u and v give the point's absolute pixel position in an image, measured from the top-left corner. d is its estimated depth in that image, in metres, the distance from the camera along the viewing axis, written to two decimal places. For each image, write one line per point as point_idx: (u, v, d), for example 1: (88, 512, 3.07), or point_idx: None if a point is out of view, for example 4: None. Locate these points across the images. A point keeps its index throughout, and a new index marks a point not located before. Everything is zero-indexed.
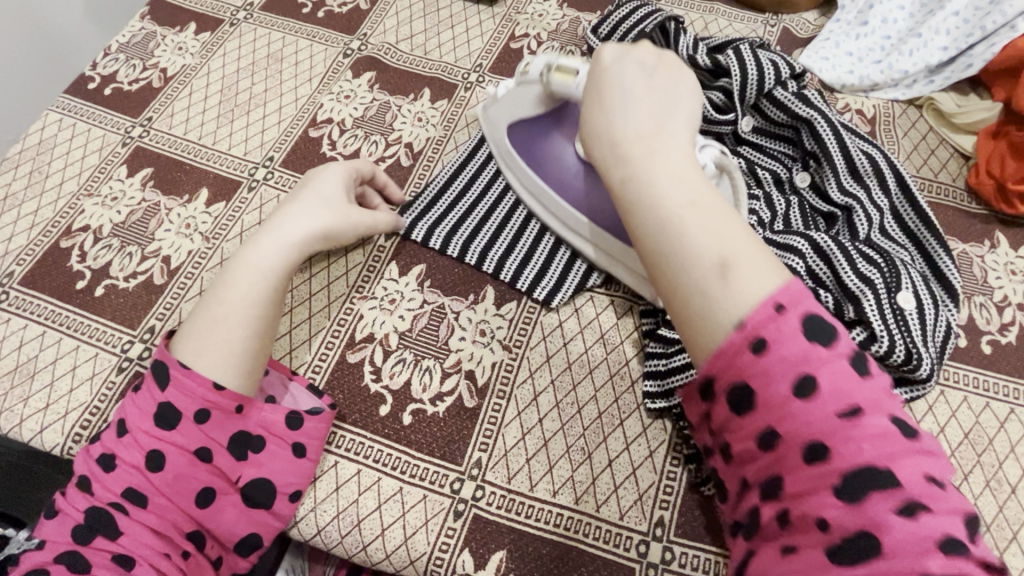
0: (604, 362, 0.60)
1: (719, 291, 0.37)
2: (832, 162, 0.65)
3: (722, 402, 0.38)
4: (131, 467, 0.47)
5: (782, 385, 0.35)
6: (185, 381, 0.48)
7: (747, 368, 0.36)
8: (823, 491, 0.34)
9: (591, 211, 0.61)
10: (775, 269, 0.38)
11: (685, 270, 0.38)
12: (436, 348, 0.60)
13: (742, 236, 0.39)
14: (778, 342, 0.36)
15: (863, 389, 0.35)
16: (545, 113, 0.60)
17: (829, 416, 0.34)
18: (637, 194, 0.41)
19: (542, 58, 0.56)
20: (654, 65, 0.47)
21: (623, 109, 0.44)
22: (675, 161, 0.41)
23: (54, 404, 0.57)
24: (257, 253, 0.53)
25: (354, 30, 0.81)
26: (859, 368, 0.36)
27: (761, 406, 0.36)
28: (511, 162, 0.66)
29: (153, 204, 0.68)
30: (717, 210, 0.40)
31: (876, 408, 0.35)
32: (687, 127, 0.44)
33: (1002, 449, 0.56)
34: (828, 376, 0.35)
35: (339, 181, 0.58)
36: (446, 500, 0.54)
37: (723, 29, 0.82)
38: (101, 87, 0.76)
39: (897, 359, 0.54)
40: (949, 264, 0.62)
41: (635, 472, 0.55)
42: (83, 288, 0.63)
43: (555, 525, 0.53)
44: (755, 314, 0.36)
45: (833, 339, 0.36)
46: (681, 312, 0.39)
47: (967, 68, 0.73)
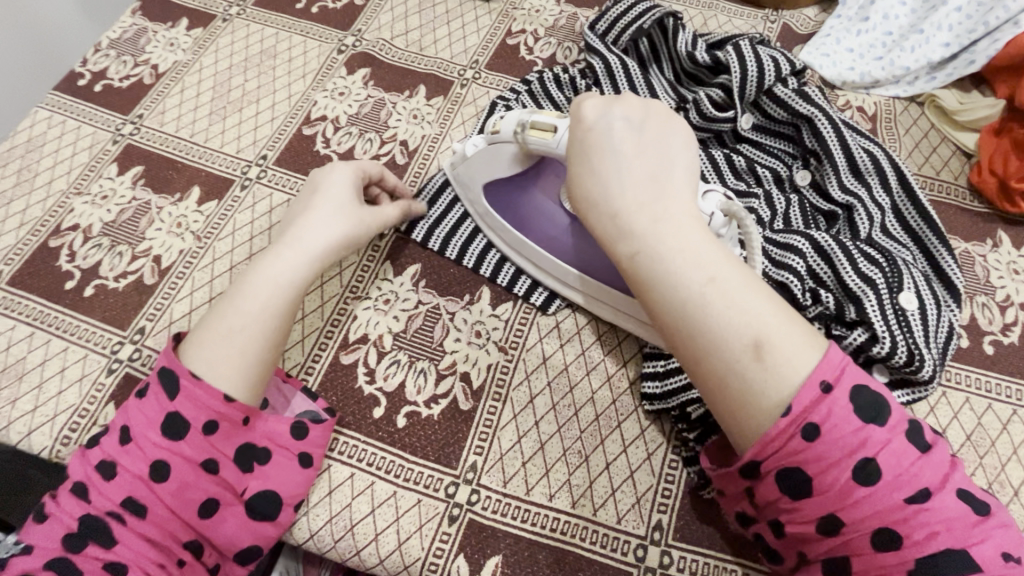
0: (601, 363, 0.59)
1: (756, 373, 0.38)
2: (833, 160, 0.64)
3: (772, 484, 0.39)
4: (133, 476, 0.45)
5: (842, 471, 0.37)
6: (196, 390, 0.46)
7: (801, 454, 0.38)
8: (897, 575, 0.37)
9: (583, 262, 0.59)
10: (809, 342, 0.39)
11: (722, 353, 0.39)
12: (430, 349, 0.59)
13: (769, 305, 0.40)
14: (828, 425, 0.37)
15: (926, 468, 0.38)
16: (523, 171, 0.58)
17: (898, 503, 0.37)
18: (650, 272, 0.41)
19: (513, 116, 0.54)
20: (642, 123, 0.46)
21: (620, 179, 0.44)
22: (690, 232, 0.41)
23: (42, 406, 0.56)
24: (272, 263, 0.51)
25: (349, 26, 0.80)
26: (918, 444, 0.38)
27: (820, 492, 0.38)
28: (490, 219, 0.63)
29: (143, 202, 0.67)
30: (739, 280, 0.40)
31: (943, 487, 0.37)
32: (688, 191, 0.44)
33: (1005, 451, 0.56)
34: (888, 458, 0.37)
35: (350, 183, 0.56)
36: (441, 504, 0.53)
37: (723, 26, 0.81)
38: (91, 84, 0.75)
39: (899, 360, 0.54)
40: (951, 263, 0.61)
41: (633, 475, 0.54)
42: (73, 289, 0.62)
43: (551, 529, 0.52)
44: (802, 396, 0.38)
45: (886, 416, 0.38)
46: (717, 389, 0.40)
47: (969, 65, 0.72)
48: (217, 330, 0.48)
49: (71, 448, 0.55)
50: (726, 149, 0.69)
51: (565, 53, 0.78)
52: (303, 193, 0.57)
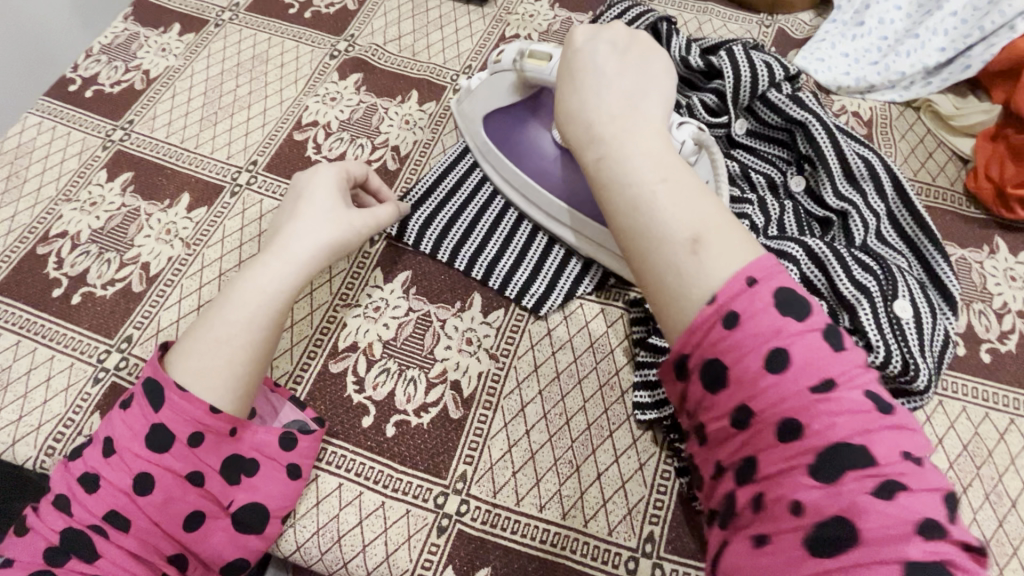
0: (594, 371, 0.58)
1: (690, 266, 0.36)
2: (827, 166, 0.63)
3: (696, 380, 0.36)
4: (115, 490, 0.44)
5: (754, 359, 0.34)
6: (180, 402, 0.45)
7: (720, 343, 0.35)
8: (796, 471, 0.32)
9: (571, 197, 0.60)
10: (746, 245, 0.37)
11: (657, 247, 0.37)
12: (420, 357, 0.58)
13: (713, 212, 0.38)
14: (749, 314, 0.34)
15: (836, 361, 0.34)
16: (522, 101, 0.60)
17: (802, 390, 0.33)
18: (609, 173, 0.40)
19: (513, 45, 0.56)
20: (628, 43, 0.46)
21: (597, 91, 0.44)
22: (649, 138, 0.41)
23: (27, 416, 0.56)
24: (258, 272, 0.51)
25: (342, 32, 0.80)
26: (835, 342, 0.34)
27: (733, 383, 0.34)
28: (487, 153, 0.65)
29: (133, 208, 0.66)
30: (691, 187, 0.39)
31: (851, 381, 0.33)
32: (658, 106, 0.43)
33: (1002, 461, 0.55)
34: (800, 347, 0.33)
35: (335, 187, 0.55)
36: (429, 515, 0.52)
37: (717, 30, 0.81)
38: (82, 89, 0.75)
39: (893, 370, 0.53)
40: (946, 270, 0.60)
41: (625, 485, 0.53)
42: (60, 296, 0.61)
43: (541, 541, 0.51)
44: (728, 287, 0.35)
45: (807, 313, 0.35)
46: (653, 291, 0.38)
47: (965, 70, 0.71)
48: (202, 338, 0.48)
49: (55, 459, 0.54)
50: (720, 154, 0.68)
51: None
52: (287, 199, 0.56)
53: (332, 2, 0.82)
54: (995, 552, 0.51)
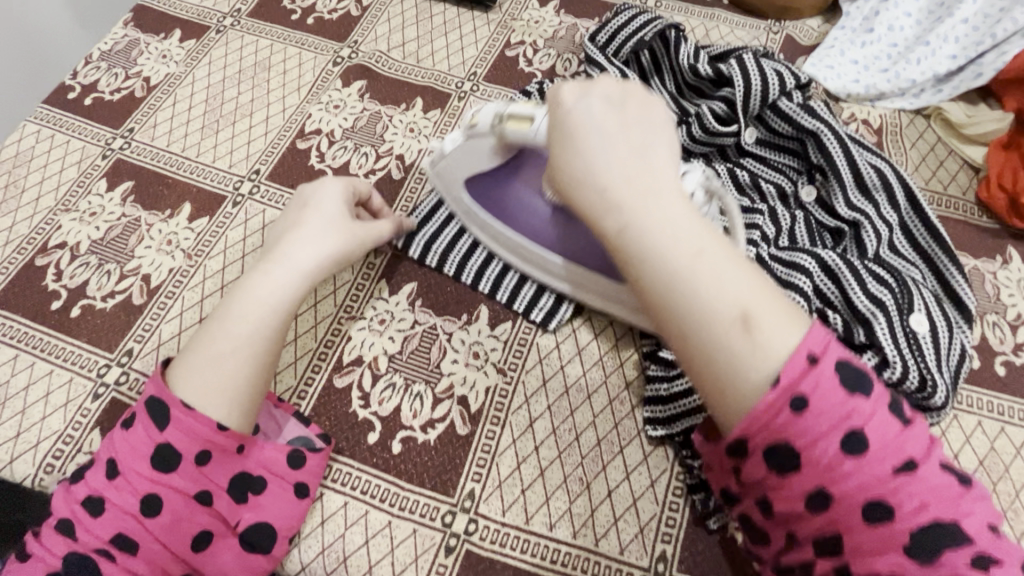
0: (603, 386, 0.57)
1: (744, 346, 0.37)
2: (839, 175, 0.62)
3: (761, 459, 0.39)
4: (122, 512, 0.44)
5: (831, 444, 0.37)
6: (186, 420, 0.44)
7: (791, 429, 0.37)
8: (891, 548, 0.36)
9: (568, 250, 0.57)
10: (790, 317, 0.38)
11: (706, 327, 0.38)
12: (427, 371, 0.57)
13: (757, 281, 0.39)
14: (815, 397, 0.37)
15: (910, 442, 0.37)
16: (501, 165, 0.55)
17: (886, 474, 0.36)
18: (639, 246, 0.39)
19: (489, 107, 0.51)
20: (621, 98, 0.45)
21: (604, 156, 0.42)
22: (671, 207, 0.40)
23: (25, 432, 0.54)
24: (258, 283, 0.49)
25: (345, 38, 0.79)
26: (901, 417, 0.38)
27: (811, 466, 0.37)
28: (471, 214, 0.60)
29: (133, 219, 0.65)
30: (727, 255, 0.39)
31: (926, 459, 0.37)
32: (671, 166, 0.42)
33: (1019, 477, 0.54)
34: (875, 430, 0.37)
35: (339, 200, 0.54)
36: (437, 534, 0.51)
37: (725, 36, 0.80)
38: (81, 97, 0.73)
39: (909, 386, 0.52)
40: (960, 281, 0.59)
41: (636, 503, 0.52)
42: (59, 309, 0.60)
43: (551, 561, 0.50)
44: (790, 368, 0.37)
45: (866, 385, 0.38)
46: (703, 368, 0.39)
47: (976, 78, 0.70)
48: (204, 353, 0.47)
49: (54, 477, 0.53)
50: (730, 163, 0.68)
51: (565, 64, 0.77)
52: (290, 208, 0.55)
53: (335, 7, 0.81)
54: None
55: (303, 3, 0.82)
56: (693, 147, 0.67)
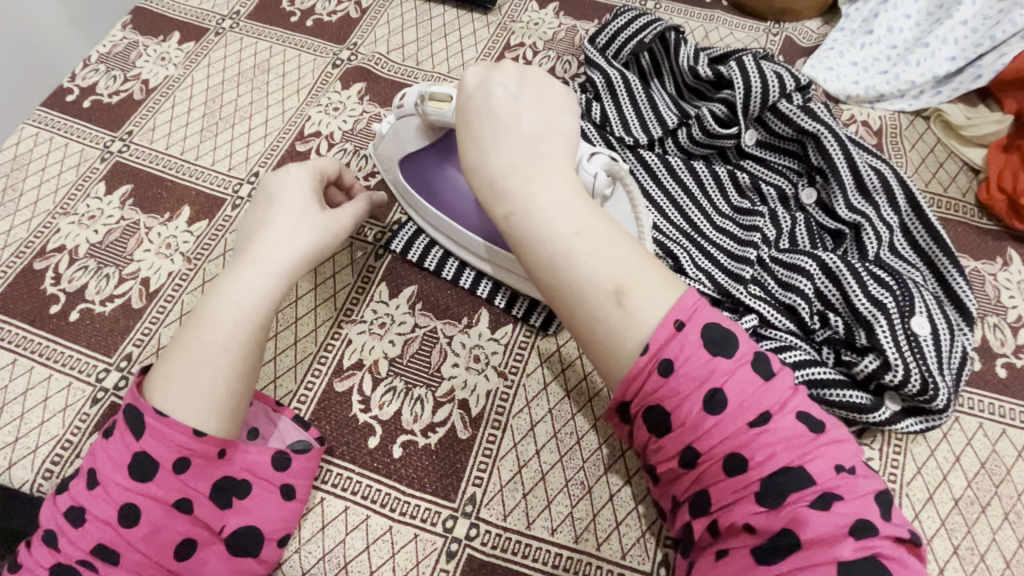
0: (604, 388, 0.57)
1: (617, 316, 0.41)
2: (839, 177, 0.62)
3: (641, 421, 0.42)
4: (101, 523, 0.43)
5: (693, 404, 0.40)
6: (161, 426, 0.43)
7: (659, 391, 0.40)
8: (745, 499, 0.39)
9: (488, 233, 0.57)
10: (665, 286, 0.42)
11: (585, 299, 0.42)
12: (428, 375, 0.57)
13: (631, 255, 0.43)
14: (679, 360, 0.40)
15: (768, 396, 0.40)
16: (429, 146, 0.57)
17: (741, 427, 0.39)
18: (528, 233, 0.44)
19: (414, 88, 0.52)
20: (519, 86, 0.48)
21: (498, 148, 0.46)
22: (554, 190, 0.44)
23: (23, 438, 0.54)
24: (233, 286, 0.48)
25: (344, 40, 0.79)
26: (764, 373, 0.40)
27: (679, 426, 0.40)
28: (405, 193, 0.62)
29: (132, 222, 0.65)
30: (605, 234, 0.43)
31: (782, 411, 0.40)
32: (563, 152, 0.47)
33: (1020, 479, 0.54)
34: (734, 388, 0.39)
35: (306, 191, 0.52)
36: (438, 540, 0.51)
37: (724, 38, 0.80)
38: (80, 99, 0.73)
39: (912, 389, 0.52)
40: (962, 284, 0.59)
41: (638, 507, 0.52)
42: (58, 313, 0.60)
43: (553, 565, 0.50)
44: (658, 334, 0.40)
45: (733, 346, 0.40)
46: (589, 338, 0.43)
47: (976, 80, 0.71)
48: (179, 363, 0.45)
49: (53, 482, 0.53)
50: (730, 166, 0.68)
51: (565, 66, 0.77)
52: (257, 203, 0.53)
53: (334, 9, 0.81)
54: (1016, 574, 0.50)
55: (302, 5, 0.81)
56: (693, 150, 0.68)
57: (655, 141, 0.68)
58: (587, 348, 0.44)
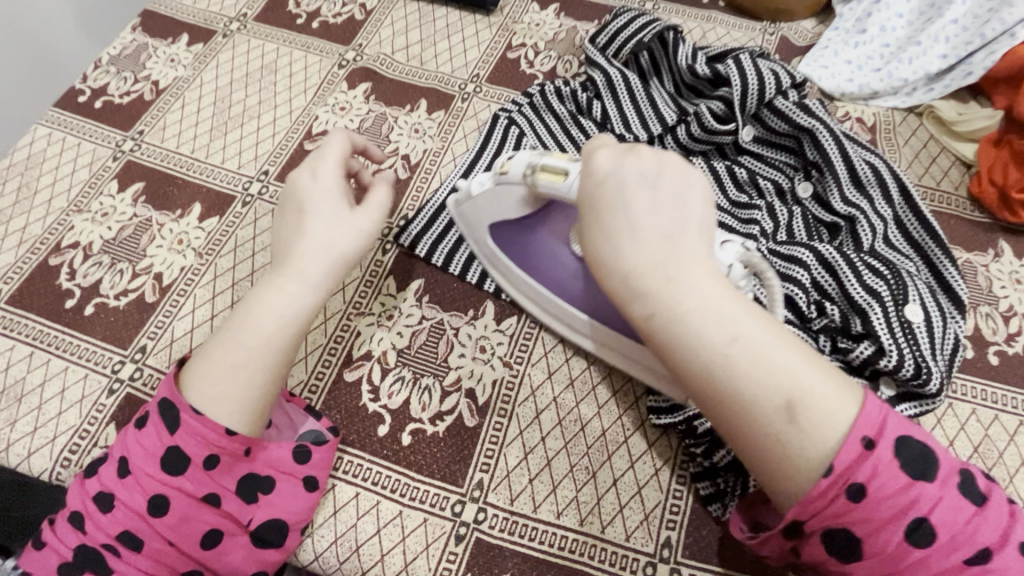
0: (607, 378, 0.58)
1: (790, 435, 0.37)
2: (834, 171, 0.64)
3: (818, 543, 0.38)
4: (130, 511, 0.44)
5: (895, 534, 0.36)
6: (196, 424, 0.44)
7: (850, 517, 0.36)
8: None
9: (593, 308, 0.55)
10: (842, 396, 0.37)
11: (754, 414, 0.37)
12: (434, 365, 0.59)
13: (802, 360, 0.38)
14: (875, 487, 0.36)
15: (983, 527, 0.36)
16: (532, 213, 0.54)
17: (955, 561, 0.36)
18: (678, 337, 0.37)
19: (522, 155, 0.50)
20: (650, 160, 0.42)
21: (631, 234, 0.39)
22: (709, 288, 0.38)
23: (41, 427, 0.56)
24: (265, 291, 0.47)
25: (350, 41, 0.80)
26: (972, 496, 0.37)
27: (873, 555, 0.37)
28: (495, 258, 0.60)
29: (145, 219, 0.67)
30: (772, 338, 0.38)
31: (1000, 543, 0.36)
32: (703, 236, 0.40)
33: (1013, 463, 0.55)
34: (942, 518, 0.36)
35: (336, 192, 0.50)
36: (447, 523, 0.52)
37: (721, 38, 0.82)
38: (91, 100, 0.75)
39: (905, 374, 0.54)
40: (954, 274, 0.61)
41: (641, 491, 0.53)
42: (73, 307, 0.61)
43: (559, 547, 0.52)
44: (847, 457, 0.36)
45: (929, 467, 0.37)
46: (755, 453, 0.38)
47: (967, 77, 0.72)
48: (213, 366, 0.45)
49: (71, 470, 0.54)
50: (727, 161, 0.69)
51: (566, 66, 0.79)
52: (284, 208, 0.51)
53: (340, 11, 0.83)
54: None
55: (308, 7, 0.83)
56: (692, 146, 0.69)
57: (655, 138, 0.70)
58: (748, 458, 0.39)
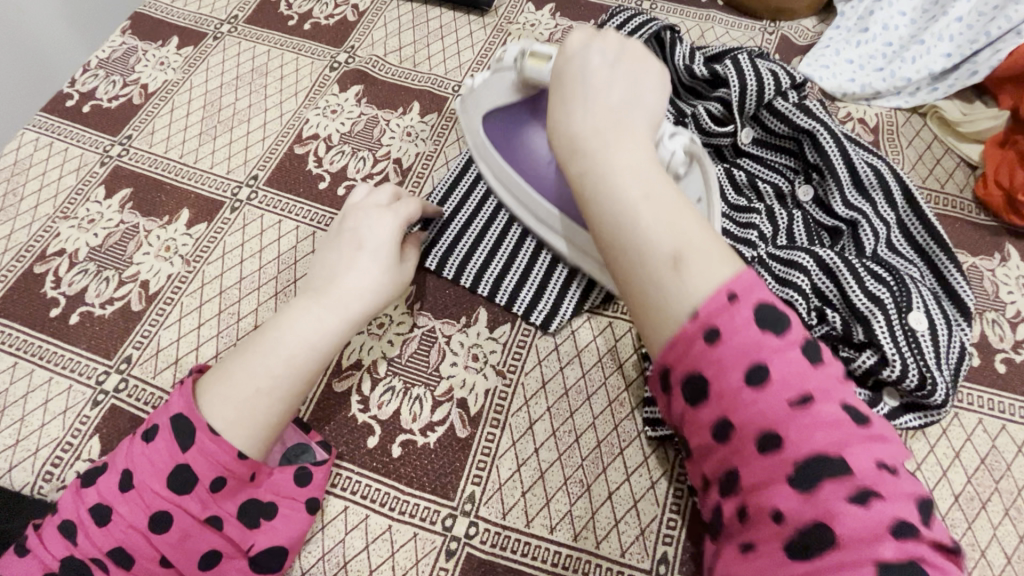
0: (603, 387, 0.57)
1: (670, 283, 0.36)
2: (835, 174, 0.62)
3: (678, 395, 0.37)
4: (129, 527, 0.43)
5: (735, 375, 0.34)
6: (210, 445, 0.44)
7: (701, 358, 0.35)
8: (777, 483, 0.33)
9: (564, 206, 0.54)
10: (729, 258, 0.37)
11: (639, 260, 0.38)
12: (426, 374, 0.57)
13: (696, 226, 0.38)
14: (731, 333, 0.35)
15: (813, 377, 0.34)
16: (521, 101, 0.54)
17: (782, 405, 0.33)
18: (595, 185, 0.40)
19: (515, 45, 0.52)
20: (618, 54, 0.46)
21: (581, 104, 0.43)
22: (631, 150, 0.41)
23: (24, 440, 0.54)
24: (305, 319, 0.49)
25: (342, 43, 0.79)
26: (813, 356, 0.35)
27: (715, 398, 0.35)
28: (484, 153, 0.59)
29: (132, 225, 0.65)
30: (672, 199, 0.39)
31: (827, 395, 0.34)
32: (648, 124, 0.44)
33: (1021, 475, 0.54)
34: (781, 364, 0.34)
35: (389, 235, 0.54)
36: (437, 538, 0.51)
37: (720, 37, 0.80)
38: (80, 104, 0.74)
39: (909, 385, 0.52)
40: (960, 281, 0.59)
41: (637, 505, 0.52)
42: (58, 316, 0.60)
43: (552, 563, 0.50)
44: (709, 303, 0.35)
45: (786, 327, 0.35)
46: (636, 304, 0.38)
47: (971, 76, 0.70)
48: (239, 388, 0.46)
49: (53, 484, 0.53)
50: (726, 164, 0.68)
51: None
52: (337, 242, 0.54)
53: (332, 13, 0.81)
54: (1016, 569, 0.50)
55: (299, 9, 0.82)
56: None
57: None
58: (632, 314, 0.39)
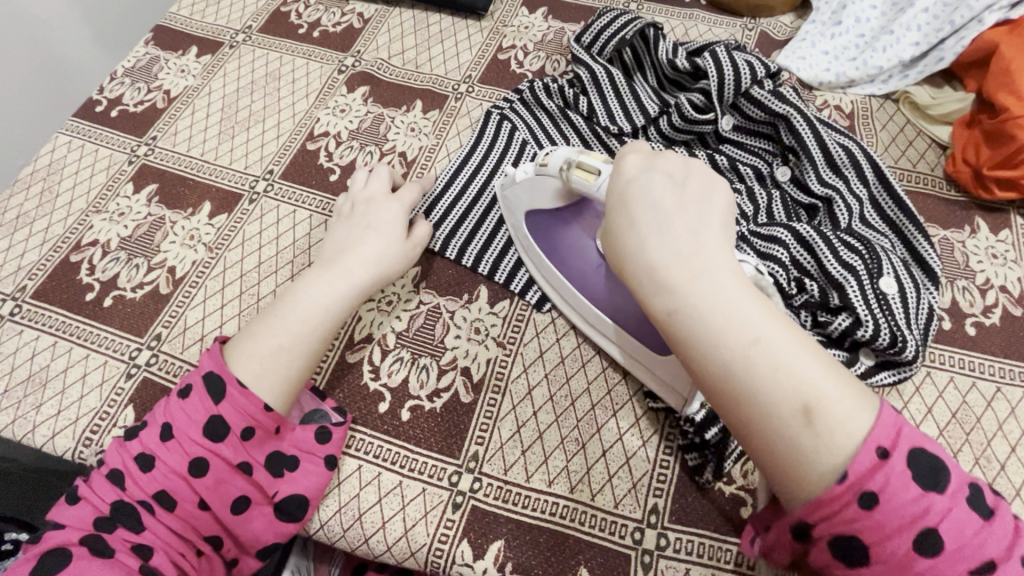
0: (596, 356, 0.61)
1: (808, 441, 0.36)
2: (810, 155, 0.66)
3: (824, 551, 0.36)
4: (170, 472, 0.48)
5: (902, 541, 0.34)
6: (240, 398, 0.49)
7: (858, 522, 0.35)
8: None
9: (615, 313, 0.57)
10: (862, 404, 0.37)
11: (768, 415, 0.36)
12: (432, 346, 0.62)
13: (822, 370, 0.37)
14: (887, 494, 0.34)
15: (989, 539, 0.34)
16: (565, 206, 0.59)
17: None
18: (691, 330, 0.38)
19: (561, 151, 0.54)
20: (682, 174, 0.45)
21: (656, 234, 0.41)
22: (728, 288, 0.39)
23: (65, 411, 0.59)
24: (319, 287, 0.54)
25: (348, 48, 0.85)
26: (982, 510, 0.35)
27: (877, 561, 0.35)
28: (528, 247, 0.64)
29: (158, 217, 0.71)
30: (789, 341, 0.38)
31: (1008, 555, 0.34)
32: (728, 242, 0.42)
33: (991, 428, 0.57)
34: (950, 529, 0.34)
35: (395, 215, 0.60)
36: (444, 492, 0.55)
37: (703, 35, 0.86)
38: (108, 109, 0.80)
39: (882, 343, 0.56)
40: (928, 249, 0.63)
41: (629, 460, 0.56)
42: (92, 300, 0.65)
43: (551, 513, 0.54)
44: (859, 465, 0.35)
45: (943, 479, 0.35)
46: (774, 463, 0.37)
47: (939, 62, 0.75)
48: (264, 345, 0.51)
49: (93, 449, 0.58)
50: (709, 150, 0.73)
51: (554, 65, 0.83)
52: (347, 221, 0.60)
53: (338, 21, 0.87)
54: None
55: (309, 18, 0.88)
56: (675, 136, 0.73)
57: (638, 129, 0.73)
58: (761, 465, 0.38)
